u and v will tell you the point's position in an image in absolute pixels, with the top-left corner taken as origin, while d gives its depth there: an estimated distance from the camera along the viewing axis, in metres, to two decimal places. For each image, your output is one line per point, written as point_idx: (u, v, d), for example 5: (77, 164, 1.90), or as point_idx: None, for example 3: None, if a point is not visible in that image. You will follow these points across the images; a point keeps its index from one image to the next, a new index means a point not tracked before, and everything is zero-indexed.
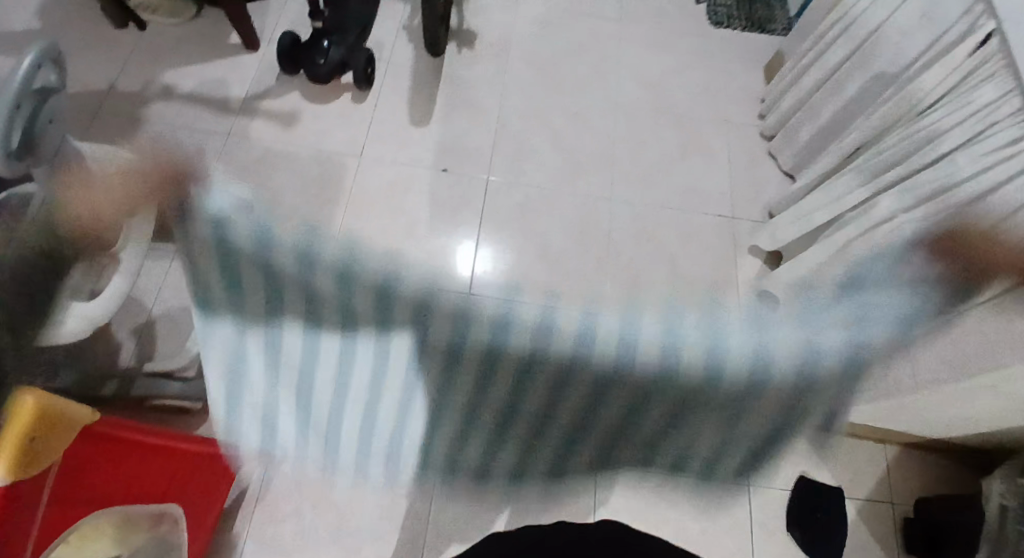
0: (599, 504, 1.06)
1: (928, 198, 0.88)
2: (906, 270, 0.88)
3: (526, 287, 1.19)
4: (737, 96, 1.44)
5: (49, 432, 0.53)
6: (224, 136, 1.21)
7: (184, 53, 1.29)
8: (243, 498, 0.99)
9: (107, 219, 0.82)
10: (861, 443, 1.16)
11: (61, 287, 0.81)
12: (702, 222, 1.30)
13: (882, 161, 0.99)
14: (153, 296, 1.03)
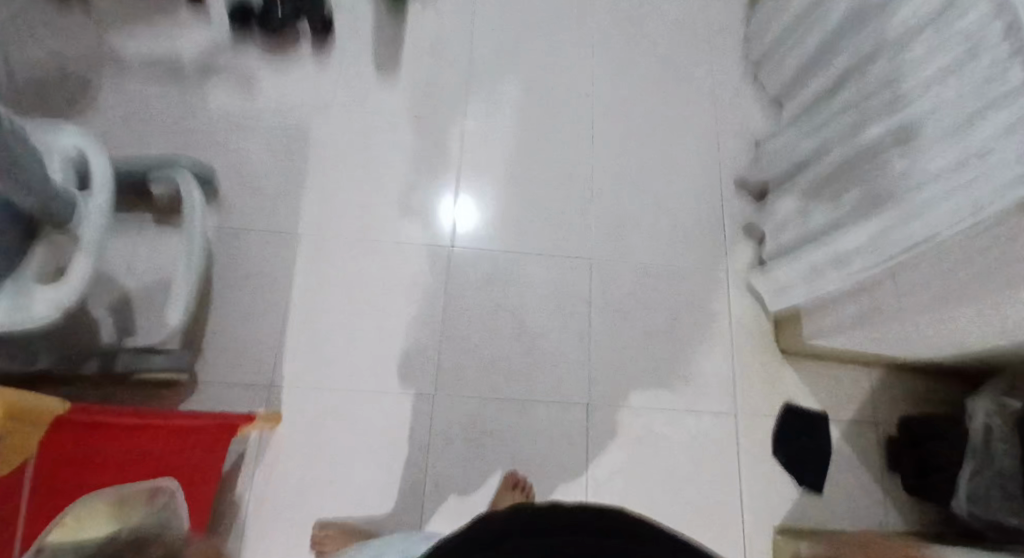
0: (598, 448, 1.08)
1: (902, 125, 0.88)
2: (895, 207, 0.88)
3: (508, 236, 1.16)
4: (718, 21, 1.38)
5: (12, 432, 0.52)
6: (181, 98, 1.15)
7: (125, 7, 1.19)
8: (242, 462, 0.99)
9: (59, 202, 0.78)
10: (847, 369, 1.18)
11: (19, 275, 0.78)
12: (688, 158, 1.26)
13: (863, 92, 0.96)
14: (126, 271, 0.99)
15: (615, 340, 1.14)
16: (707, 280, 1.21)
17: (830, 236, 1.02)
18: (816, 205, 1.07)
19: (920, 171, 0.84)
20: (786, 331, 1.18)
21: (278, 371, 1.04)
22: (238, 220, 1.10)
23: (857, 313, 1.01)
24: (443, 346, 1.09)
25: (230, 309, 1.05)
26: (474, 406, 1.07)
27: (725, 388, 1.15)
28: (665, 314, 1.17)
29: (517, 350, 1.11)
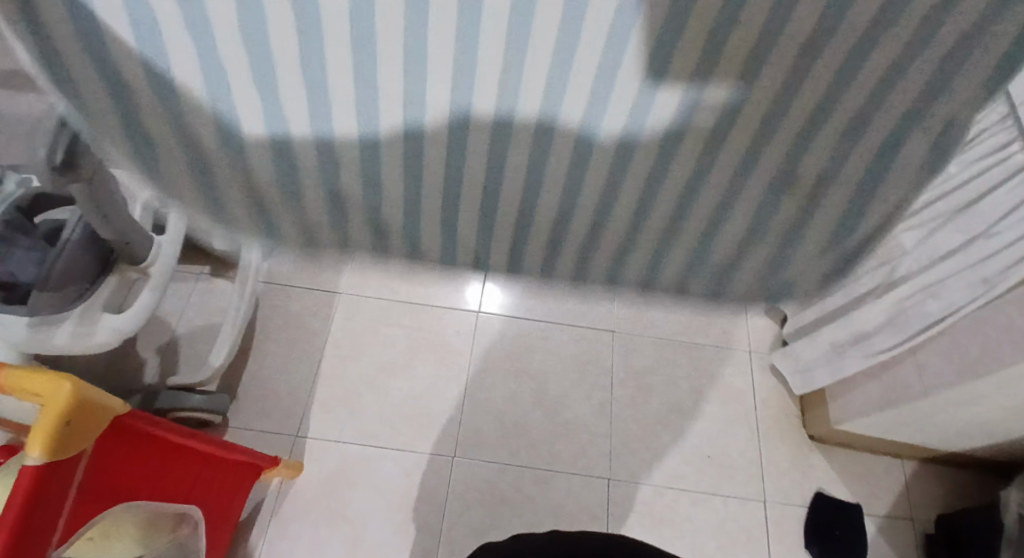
0: (616, 521, 1.05)
1: None
2: (909, 282, 0.92)
3: (533, 303, 1.22)
4: None
5: (83, 419, 0.58)
6: None
7: None
8: (258, 511, 1.00)
9: (137, 233, 0.86)
10: (876, 456, 1.15)
11: (89, 299, 0.84)
12: None
13: None
14: (179, 316, 1.08)
15: (637, 412, 1.15)
16: (728, 357, 1.22)
17: (849, 313, 1.04)
18: None
19: (929, 246, 0.88)
20: (810, 412, 1.17)
21: (306, 420, 1.07)
22: (284, 277, 1.19)
23: (880, 391, 1.01)
24: (466, 407, 1.11)
25: (266, 359, 1.11)
26: (494, 470, 1.07)
27: (750, 466, 1.12)
28: (686, 387, 1.18)
29: (538, 415, 1.12)
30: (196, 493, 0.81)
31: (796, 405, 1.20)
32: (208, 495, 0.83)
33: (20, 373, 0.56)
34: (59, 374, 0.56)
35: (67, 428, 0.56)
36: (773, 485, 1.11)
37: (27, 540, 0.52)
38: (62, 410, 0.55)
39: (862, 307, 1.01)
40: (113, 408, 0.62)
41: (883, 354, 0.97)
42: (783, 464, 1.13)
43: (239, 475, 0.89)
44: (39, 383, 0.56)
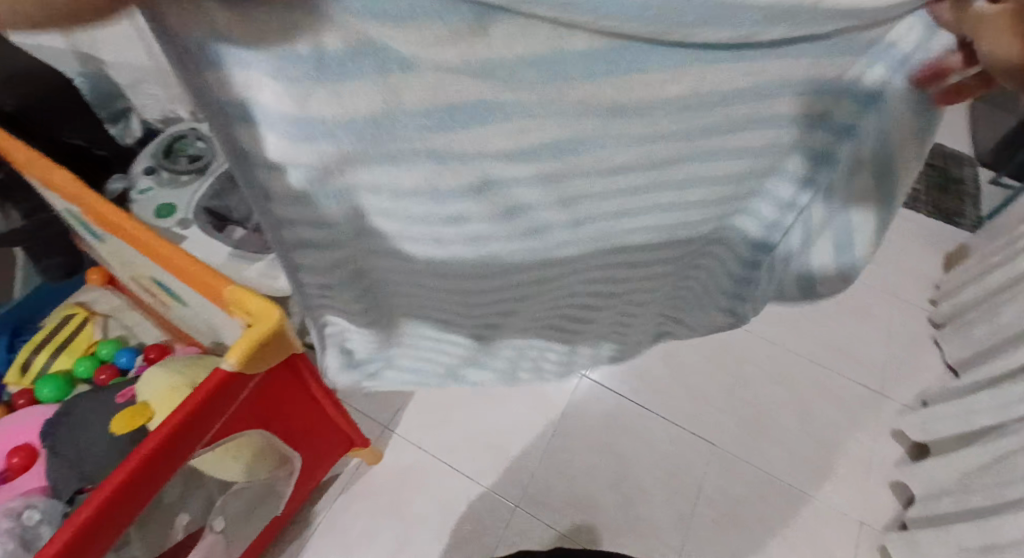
0: None
1: None
2: None
3: (640, 386, 1.20)
4: (912, 278, 1.39)
5: (271, 346, 0.66)
6: None
7: None
8: (332, 482, 1.06)
9: None
10: None
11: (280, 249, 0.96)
12: (843, 389, 1.24)
13: None
14: None
15: (714, 536, 1.07)
16: (832, 516, 1.11)
17: (986, 516, 0.91)
18: (979, 482, 0.96)
19: None
20: None
21: (398, 416, 1.13)
22: None
23: None
24: (543, 461, 1.11)
25: None
26: (549, 536, 1.05)
27: None
28: (774, 529, 1.09)
29: (611, 497, 1.09)
30: (311, 442, 0.89)
31: None
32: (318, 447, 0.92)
33: (243, 294, 0.65)
34: (269, 300, 0.64)
35: (261, 347, 0.64)
36: None
37: (188, 429, 0.62)
38: (263, 333, 0.63)
39: (1000, 513, 0.89)
40: (292, 348, 0.71)
41: None
42: None
43: (331, 451, 0.96)
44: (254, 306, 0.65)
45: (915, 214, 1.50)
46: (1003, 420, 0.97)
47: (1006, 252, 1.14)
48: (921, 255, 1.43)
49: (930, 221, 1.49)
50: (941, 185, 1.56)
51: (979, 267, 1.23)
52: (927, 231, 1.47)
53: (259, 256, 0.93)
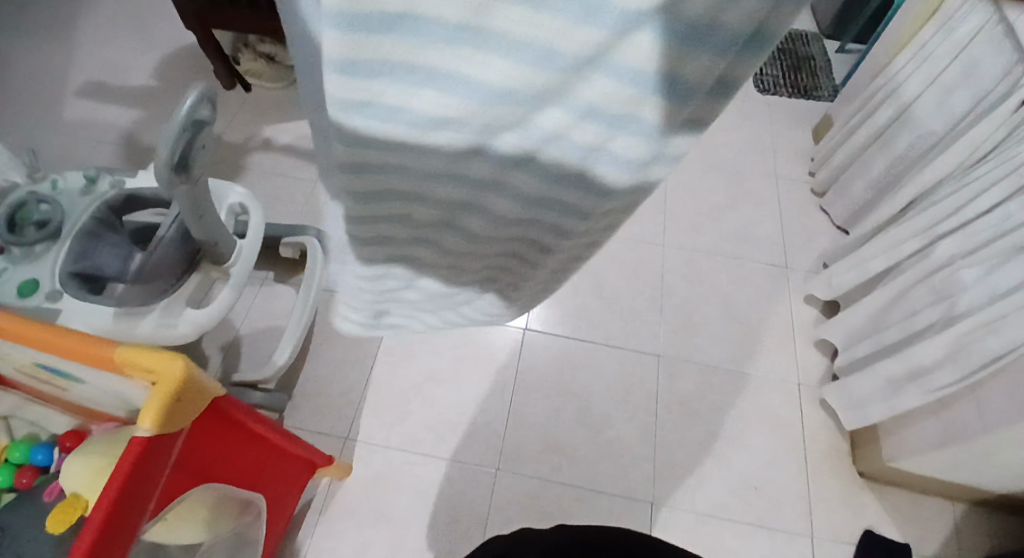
0: None
1: (958, 235, 0.96)
2: (971, 318, 0.91)
3: (579, 324, 1.24)
4: (789, 157, 1.50)
5: (185, 395, 0.64)
6: (312, 181, 1.32)
7: (282, 109, 1.41)
8: (307, 509, 1.03)
9: (223, 234, 0.93)
10: (930, 498, 1.12)
11: (174, 292, 0.92)
12: (757, 274, 1.34)
13: (920, 218, 1.05)
14: (242, 316, 1.15)
15: (680, 439, 1.15)
16: (779, 389, 1.22)
17: (906, 347, 1.03)
18: (891, 319, 1.10)
19: (992, 282, 0.88)
20: (862, 448, 1.15)
21: (355, 425, 1.10)
22: (339, 284, 1.23)
23: (939, 428, 1.00)
24: (511, 422, 1.13)
25: (320, 362, 1.15)
26: (536, 487, 1.08)
27: (798, 499, 1.11)
28: (733, 416, 1.18)
29: (582, 433, 1.13)
30: (260, 479, 0.86)
31: (847, 441, 1.18)
32: (273, 479, 0.89)
33: (133, 350, 0.61)
34: (169, 351, 0.62)
35: (172, 403, 0.62)
36: (824, 518, 1.10)
37: (127, 495, 0.58)
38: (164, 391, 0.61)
39: (919, 339, 1.01)
40: (208, 391, 0.68)
41: (941, 390, 0.96)
42: (835, 499, 1.12)
43: (294, 479, 0.95)
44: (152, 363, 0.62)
45: (778, 97, 1.60)
46: (896, 259, 1.10)
47: (857, 115, 1.26)
48: (790, 134, 1.54)
49: (793, 102, 1.60)
50: (794, 64, 1.66)
51: (841, 133, 1.34)
52: (792, 112, 1.58)
53: (148, 309, 0.88)
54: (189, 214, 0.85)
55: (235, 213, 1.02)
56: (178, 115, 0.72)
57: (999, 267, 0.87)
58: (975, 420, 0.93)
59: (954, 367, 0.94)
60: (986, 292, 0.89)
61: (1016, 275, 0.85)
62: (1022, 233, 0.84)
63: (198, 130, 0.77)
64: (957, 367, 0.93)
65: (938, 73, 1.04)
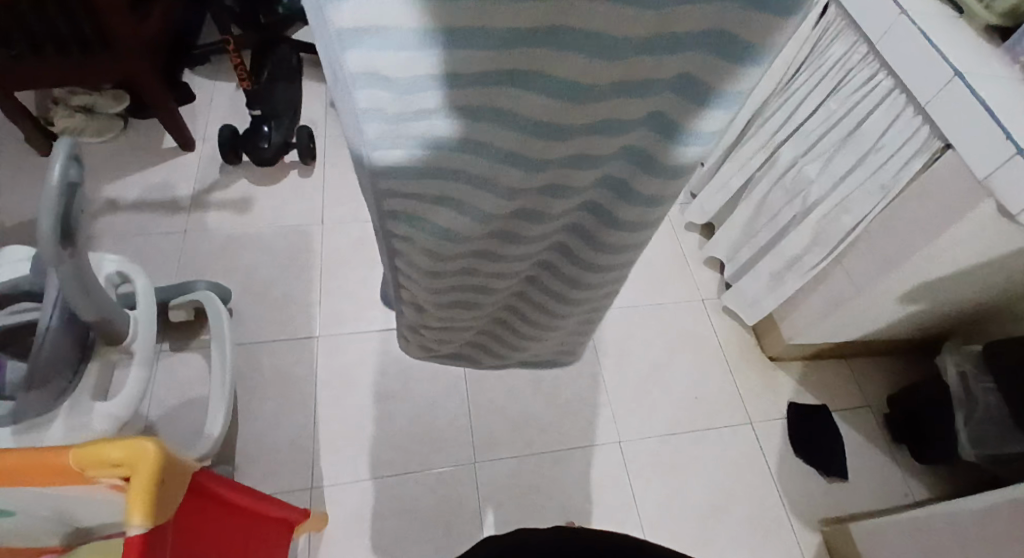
0: (631, 479, 1.13)
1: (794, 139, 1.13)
2: (823, 204, 1.08)
3: None
4: None
5: (169, 475, 0.55)
6: (182, 234, 1.19)
7: (118, 163, 1.25)
8: None
9: (117, 310, 0.80)
10: (827, 362, 1.33)
11: (74, 390, 0.78)
12: None
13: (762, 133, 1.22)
14: (150, 398, 1.02)
15: (624, 378, 1.24)
16: (688, 310, 1.36)
17: (779, 242, 1.20)
18: (759, 225, 1.26)
19: (832, 170, 1.05)
20: (767, 337, 1.32)
21: (316, 470, 1.04)
22: (251, 333, 1.13)
23: (821, 301, 1.18)
24: (473, 414, 1.13)
25: (257, 419, 1.06)
26: (515, 466, 1.10)
27: (731, 397, 1.26)
28: (658, 344, 1.30)
29: (540, 401, 1.17)
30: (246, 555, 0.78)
31: (753, 336, 1.35)
32: (258, 551, 0.81)
33: (92, 446, 0.52)
34: (134, 436, 0.53)
35: (161, 485, 0.54)
36: (755, 406, 1.25)
37: None
38: (150, 476, 0.52)
39: (787, 233, 1.18)
40: (187, 468, 0.60)
41: (815, 269, 1.13)
42: (759, 387, 1.28)
43: (276, 545, 0.86)
44: (122, 451, 0.52)
45: None
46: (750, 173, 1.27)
47: None
48: None
49: None
50: None
51: None
52: None
53: (49, 415, 0.75)
54: (78, 294, 0.72)
55: (113, 283, 0.89)
56: (50, 182, 0.62)
57: (834, 157, 1.05)
58: (847, 284, 1.11)
59: (820, 248, 1.11)
60: (830, 179, 1.06)
61: (848, 160, 1.02)
62: (844, 123, 1.02)
63: (71, 195, 0.66)
64: (823, 247, 1.10)
65: None
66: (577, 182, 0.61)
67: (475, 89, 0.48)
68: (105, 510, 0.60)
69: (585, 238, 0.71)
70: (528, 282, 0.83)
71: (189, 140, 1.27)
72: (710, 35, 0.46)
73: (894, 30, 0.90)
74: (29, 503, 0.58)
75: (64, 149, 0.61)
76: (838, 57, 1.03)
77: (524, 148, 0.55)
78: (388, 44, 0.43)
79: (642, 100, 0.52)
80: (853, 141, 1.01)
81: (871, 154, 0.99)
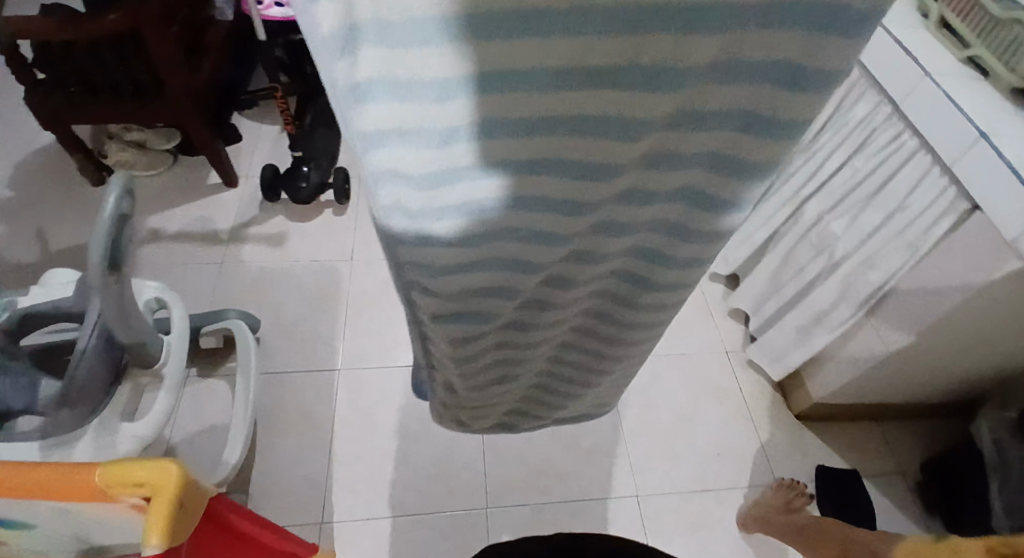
0: (648, 535, 1.09)
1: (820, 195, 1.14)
2: (850, 260, 1.07)
3: None
4: None
5: (189, 499, 0.56)
6: (218, 265, 1.24)
7: (164, 197, 1.32)
8: None
9: (152, 336, 0.83)
10: (856, 423, 1.28)
11: (103, 411, 0.81)
12: None
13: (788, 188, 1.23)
14: (174, 423, 1.04)
15: (643, 429, 1.21)
16: (712, 363, 1.34)
17: (805, 297, 1.18)
18: (785, 279, 1.25)
19: (859, 226, 1.05)
20: (793, 394, 1.29)
21: (329, 506, 1.03)
22: (276, 363, 1.16)
23: (848, 359, 1.15)
24: (488, 457, 1.12)
25: (274, 450, 1.07)
26: (528, 514, 1.07)
27: (755, 455, 1.22)
28: (680, 396, 1.27)
29: (556, 448, 1.16)
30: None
31: (780, 393, 1.32)
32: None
33: (120, 465, 0.54)
34: (160, 459, 0.55)
35: (179, 509, 0.55)
36: (780, 465, 1.21)
37: None
38: (171, 498, 0.53)
39: (813, 289, 1.17)
40: (205, 493, 0.60)
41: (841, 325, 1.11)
42: (784, 446, 1.24)
43: None
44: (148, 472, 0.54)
45: None
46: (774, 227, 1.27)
47: None
48: None
49: None
50: None
51: None
52: None
53: (77, 433, 0.77)
54: (118, 319, 0.75)
55: (152, 309, 0.92)
56: (104, 213, 0.66)
57: (861, 214, 1.05)
58: (875, 343, 1.08)
59: (846, 304, 1.10)
60: (858, 236, 1.05)
61: (875, 217, 1.02)
62: (871, 181, 1.02)
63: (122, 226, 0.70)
64: (850, 304, 1.09)
65: None
66: (613, 248, 0.50)
67: (511, 207, 0.40)
68: (121, 529, 0.61)
69: (624, 307, 0.60)
70: (556, 364, 0.75)
71: (232, 177, 1.33)
72: (759, 98, 0.36)
73: (919, 90, 0.91)
74: (51, 518, 0.59)
75: (119, 182, 0.66)
76: (863, 116, 1.04)
77: (558, 222, 0.43)
78: (398, 119, 0.31)
79: (675, 172, 0.42)
80: (880, 198, 1.01)
81: (898, 213, 0.98)
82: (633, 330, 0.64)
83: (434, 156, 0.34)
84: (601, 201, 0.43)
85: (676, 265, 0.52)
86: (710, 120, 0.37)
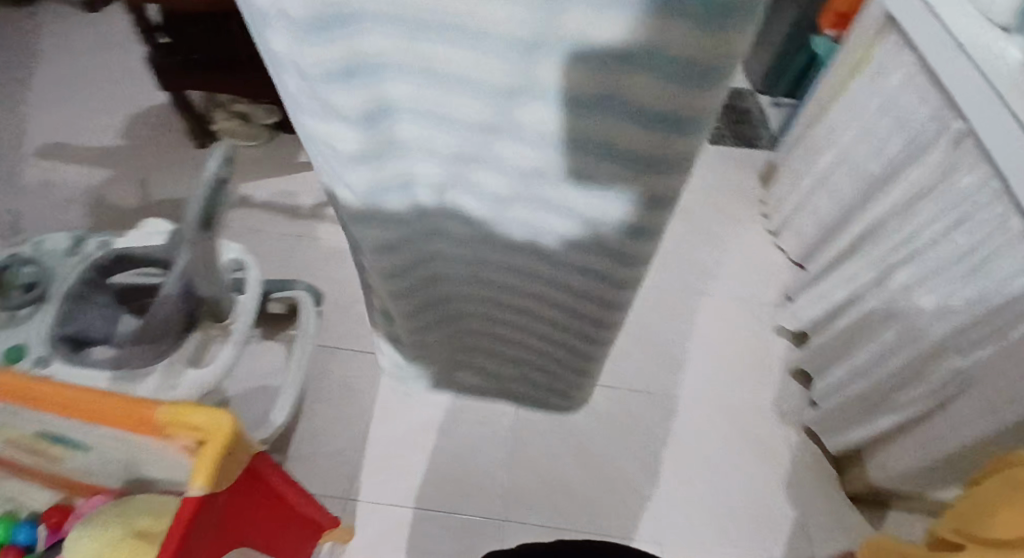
0: None
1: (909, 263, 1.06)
2: (930, 338, 1.00)
3: None
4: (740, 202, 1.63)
5: (233, 451, 0.59)
6: (295, 237, 1.30)
7: (258, 166, 1.41)
8: None
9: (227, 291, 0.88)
10: (913, 513, 1.18)
11: (173, 354, 0.86)
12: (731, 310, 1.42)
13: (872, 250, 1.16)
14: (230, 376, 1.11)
15: (677, 473, 1.17)
16: (764, 420, 1.28)
17: (874, 368, 1.11)
18: (856, 346, 1.17)
19: (947, 303, 0.97)
20: (847, 469, 1.21)
21: (355, 485, 1.06)
22: (331, 338, 1.20)
23: (913, 443, 1.06)
24: (515, 469, 1.12)
25: (314, 420, 1.11)
26: (543, 533, 1.06)
27: (793, 523, 1.15)
28: (723, 446, 1.22)
29: (583, 472, 1.14)
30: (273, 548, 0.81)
31: (832, 465, 1.24)
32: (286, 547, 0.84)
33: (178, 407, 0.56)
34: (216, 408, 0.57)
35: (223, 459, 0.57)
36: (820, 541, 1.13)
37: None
38: (219, 447, 0.56)
39: (885, 361, 1.09)
40: (248, 448, 0.63)
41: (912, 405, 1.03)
42: (827, 522, 1.16)
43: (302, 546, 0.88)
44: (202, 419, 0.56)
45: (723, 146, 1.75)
46: (853, 290, 1.20)
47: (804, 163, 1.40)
48: (741, 183, 1.68)
49: (738, 153, 1.75)
50: (734, 119, 1.83)
51: (791, 177, 1.48)
52: (739, 162, 1.73)
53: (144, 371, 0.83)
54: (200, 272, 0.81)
55: (231, 269, 0.98)
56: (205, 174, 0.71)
57: (951, 289, 0.97)
58: (945, 431, 1.00)
59: (919, 383, 1.02)
60: (943, 313, 0.98)
61: (966, 296, 0.94)
62: (966, 257, 0.95)
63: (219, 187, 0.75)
64: (923, 384, 1.01)
65: (874, 123, 1.18)
66: (491, 170, 0.61)
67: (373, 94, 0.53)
68: (168, 467, 0.65)
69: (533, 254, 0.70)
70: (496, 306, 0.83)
71: None
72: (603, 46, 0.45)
73: None
74: (110, 444, 0.63)
75: (221, 147, 0.71)
76: (968, 187, 0.97)
77: (421, 114, 0.55)
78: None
79: (547, 107, 0.52)
80: (975, 278, 0.93)
81: (992, 297, 0.90)
82: (550, 285, 0.74)
83: (300, 31, 0.46)
84: (454, 107, 0.54)
85: (555, 207, 0.62)
86: (612, 67, 0.45)
